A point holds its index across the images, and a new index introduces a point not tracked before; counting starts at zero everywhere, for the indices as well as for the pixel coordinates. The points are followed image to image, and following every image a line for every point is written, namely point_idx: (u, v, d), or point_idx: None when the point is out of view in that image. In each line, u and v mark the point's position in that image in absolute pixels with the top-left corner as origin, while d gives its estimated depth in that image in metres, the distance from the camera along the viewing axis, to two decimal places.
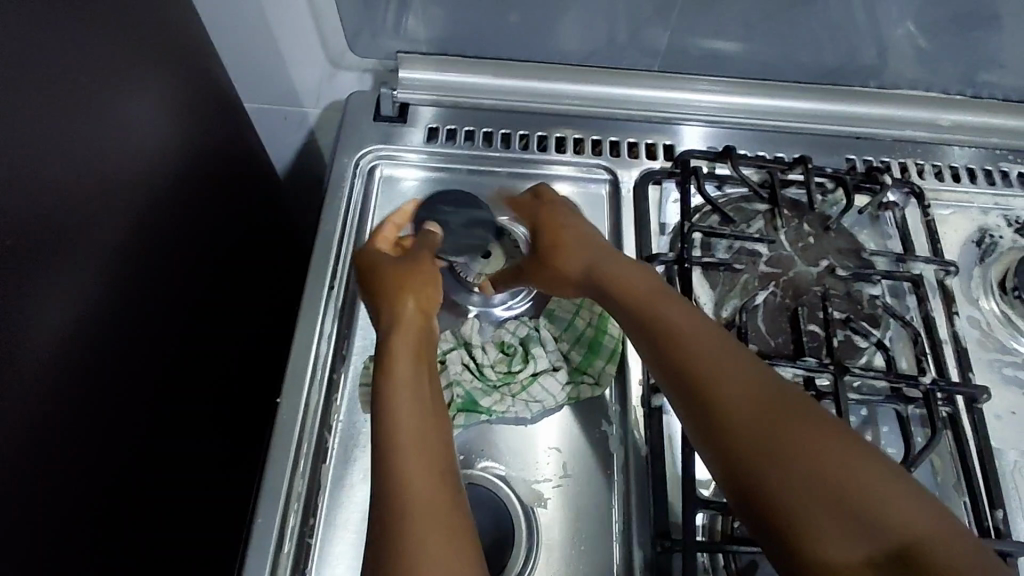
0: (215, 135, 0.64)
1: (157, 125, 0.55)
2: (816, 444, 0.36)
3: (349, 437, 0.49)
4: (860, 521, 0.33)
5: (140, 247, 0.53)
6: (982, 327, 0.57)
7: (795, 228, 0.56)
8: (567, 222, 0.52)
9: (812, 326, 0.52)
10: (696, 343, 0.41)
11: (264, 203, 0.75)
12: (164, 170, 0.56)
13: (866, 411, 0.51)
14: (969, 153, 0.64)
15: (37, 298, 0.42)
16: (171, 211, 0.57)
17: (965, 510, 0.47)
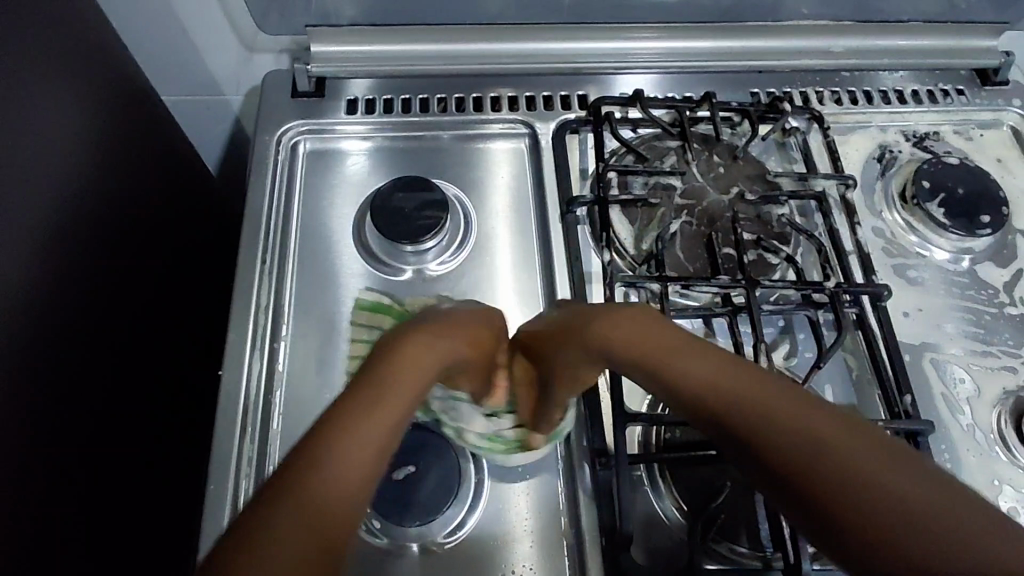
0: (134, 131, 0.64)
1: (75, 120, 0.55)
2: (756, 406, 0.30)
3: (291, 403, 0.50)
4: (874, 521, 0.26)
5: (68, 244, 0.53)
6: (887, 235, 0.60)
7: (706, 160, 0.59)
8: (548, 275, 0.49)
9: (726, 250, 0.55)
10: (670, 354, 0.34)
11: (191, 194, 0.75)
12: (85, 168, 0.56)
13: (783, 321, 0.54)
14: (902, 76, 0.68)
15: None
16: (95, 203, 0.57)
17: (879, 399, 0.51)
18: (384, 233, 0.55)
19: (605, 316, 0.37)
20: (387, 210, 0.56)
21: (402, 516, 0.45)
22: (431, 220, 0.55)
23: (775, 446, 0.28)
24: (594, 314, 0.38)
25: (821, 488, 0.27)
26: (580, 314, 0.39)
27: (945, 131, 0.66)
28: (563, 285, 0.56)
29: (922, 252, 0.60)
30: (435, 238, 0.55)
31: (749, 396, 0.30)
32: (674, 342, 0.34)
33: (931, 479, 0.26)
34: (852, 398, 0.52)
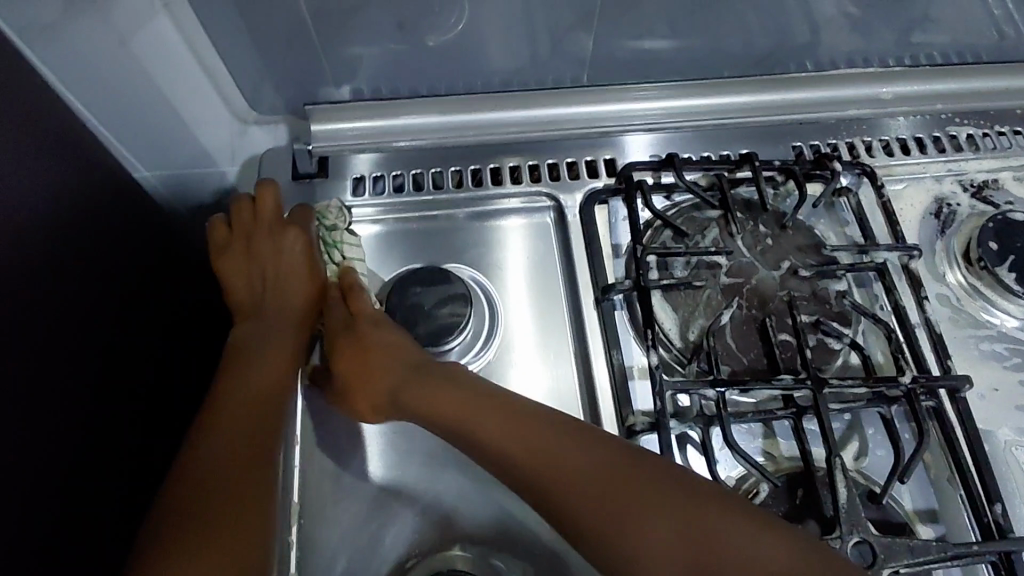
0: (109, 226, 0.59)
1: (47, 222, 0.50)
2: (627, 500, 0.39)
3: (307, 544, 0.45)
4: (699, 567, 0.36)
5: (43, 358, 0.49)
6: (954, 304, 0.55)
7: (752, 231, 0.54)
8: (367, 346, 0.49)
9: (783, 336, 0.50)
10: (557, 453, 0.41)
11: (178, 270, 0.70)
12: (51, 281, 0.50)
13: (849, 415, 0.49)
14: (914, 122, 0.62)
15: None
16: (70, 305, 0.53)
17: (964, 504, 0.46)
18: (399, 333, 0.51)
19: (476, 421, 0.43)
20: (405, 308, 0.51)
21: None
22: (453, 316, 0.50)
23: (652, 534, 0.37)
24: (486, 419, 0.43)
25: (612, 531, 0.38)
26: (469, 412, 0.44)
27: (1006, 179, 0.60)
28: (604, 383, 0.50)
29: (991, 321, 0.55)
30: (457, 339, 0.50)
31: (627, 488, 0.39)
32: (570, 444, 0.41)
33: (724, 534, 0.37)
34: (932, 502, 0.47)
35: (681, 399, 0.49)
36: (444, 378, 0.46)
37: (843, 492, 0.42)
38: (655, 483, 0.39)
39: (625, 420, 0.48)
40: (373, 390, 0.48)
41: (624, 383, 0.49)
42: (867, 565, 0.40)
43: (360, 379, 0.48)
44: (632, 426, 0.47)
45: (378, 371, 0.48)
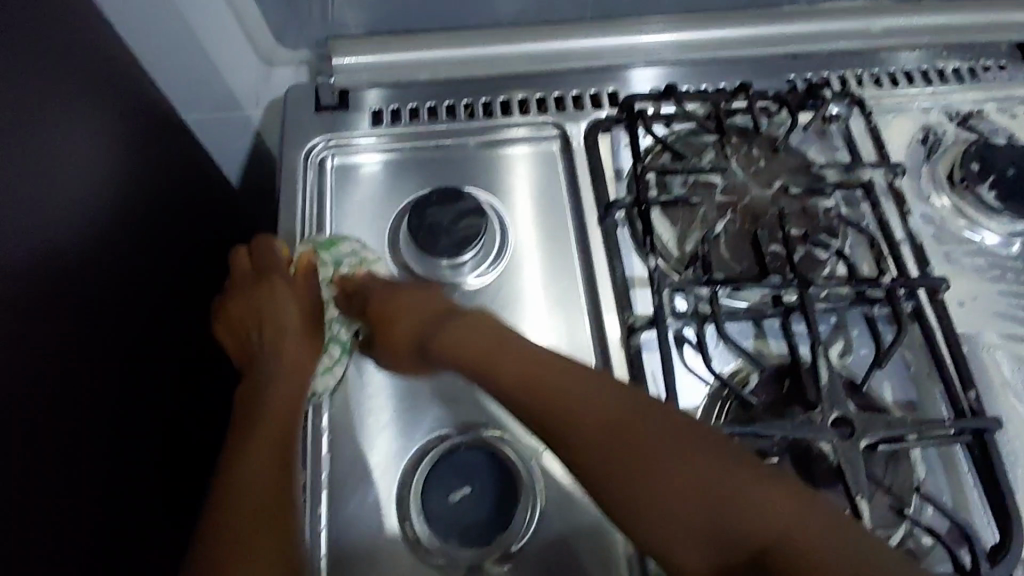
0: (165, 157, 0.63)
1: (108, 146, 0.54)
2: (670, 467, 0.40)
3: (336, 432, 0.50)
4: (719, 518, 0.39)
5: (115, 270, 0.54)
6: (937, 222, 0.58)
7: (745, 153, 0.57)
8: (402, 298, 0.52)
9: (773, 247, 0.53)
10: (563, 387, 0.44)
11: (220, 208, 0.75)
12: (111, 205, 0.54)
13: (835, 318, 0.53)
14: (902, 57, 0.65)
15: (31, 333, 0.44)
16: (132, 225, 0.57)
17: (941, 397, 0.50)
18: (429, 252, 0.54)
19: (511, 374, 0.46)
20: (423, 225, 0.55)
21: (458, 541, 0.45)
22: (468, 230, 0.54)
23: (683, 487, 0.40)
24: (521, 378, 0.45)
25: (638, 489, 0.40)
26: (505, 366, 0.46)
27: (990, 110, 0.63)
28: (606, 292, 0.55)
29: (973, 238, 0.58)
30: (471, 252, 0.54)
31: (646, 450, 0.41)
32: (603, 399, 0.43)
33: (742, 492, 0.39)
34: (912, 394, 0.51)
35: (678, 303, 0.53)
36: (470, 325, 0.49)
37: (824, 375, 0.47)
38: (679, 443, 0.41)
39: (626, 321, 0.52)
40: (397, 326, 0.51)
41: (625, 290, 0.53)
42: (847, 439, 0.44)
43: (393, 327, 0.51)
44: (633, 323, 0.51)
45: (411, 319, 0.51)
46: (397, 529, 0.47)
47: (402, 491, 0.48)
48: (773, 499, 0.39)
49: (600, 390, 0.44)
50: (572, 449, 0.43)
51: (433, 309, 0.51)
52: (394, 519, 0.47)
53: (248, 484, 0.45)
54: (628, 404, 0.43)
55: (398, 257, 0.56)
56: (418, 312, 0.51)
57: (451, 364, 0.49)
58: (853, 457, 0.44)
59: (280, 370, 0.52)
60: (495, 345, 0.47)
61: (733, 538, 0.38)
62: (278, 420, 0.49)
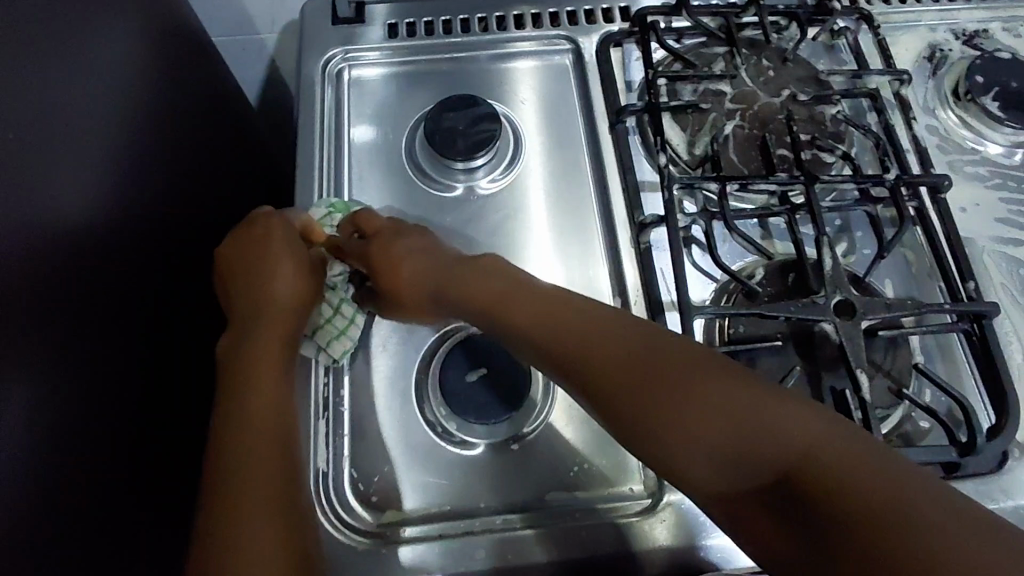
0: (188, 69, 0.64)
1: (135, 47, 0.55)
2: (690, 380, 0.37)
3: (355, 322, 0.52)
4: (739, 441, 0.34)
5: (145, 168, 0.55)
6: (941, 133, 0.60)
7: (755, 63, 0.58)
8: (397, 244, 0.51)
9: (781, 151, 0.55)
10: (606, 334, 0.41)
11: (241, 131, 0.76)
12: (146, 105, 0.56)
13: (840, 220, 0.54)
14: None
15: (67, 209, 0.45)
16: (161, 128, 0.58)
17: (942, 291, 0.51)
18: (450, 160, 0.56)
19: (528, 325, 0.44)
20: (440, 130, 0.56)
21: (475, 419, 0.47)
22: (484, 134, 0.56)
23: (698, 407, 0.36)
24: (540, 315, 0.44)
25: (652, 417, 0.37)
26: (518, 313, 0.44)
27: (996, 29, 0.64)
28: (618, 196, 0.56)
29: (975, 148, 0.59)
30: (485, 155, 0.55)
31: (661, 374, 0.38)
32: (605, 323, 0.42)
33: (782, 419, 0.34)
34: (911, 291, 0.52)
35: (687, 204, 0.54)
36: (490, 273, 0.48)
37: (828, 263, 0.48)
38: (686, 364, 0.38)
39: (635, 220, 0.54)
40: (401, 279, 0.50)
41: (636, 192, 0.55)
42: (847, 318, 0.46)
43: (399, 276, 0.50)
44: (643, 221, 0.53)
45: (411, 262, 0.50)
46: (415, 410, 0.49)
47: (420, 376, 0.49)
48: (845, 460, 0.32)
49: (598, 314, 0.42)
50: (585, 374, 0.41)
51: (427, 249, 0.51)
52: (413, 400, 0.49)
53: (231, 476, 0.39)
54: (629, 332, 0.41)
55: (414, 162, 0.58)
56: (415, 241, 0.51)
57: (462, 313, 0.48)
58: (854, 336, 0.45)
59: (272, 343, 0.46)
60: (496, 290, 0.46)
61: (764, 462, 0.33)
62: (266, 338, 0.46)
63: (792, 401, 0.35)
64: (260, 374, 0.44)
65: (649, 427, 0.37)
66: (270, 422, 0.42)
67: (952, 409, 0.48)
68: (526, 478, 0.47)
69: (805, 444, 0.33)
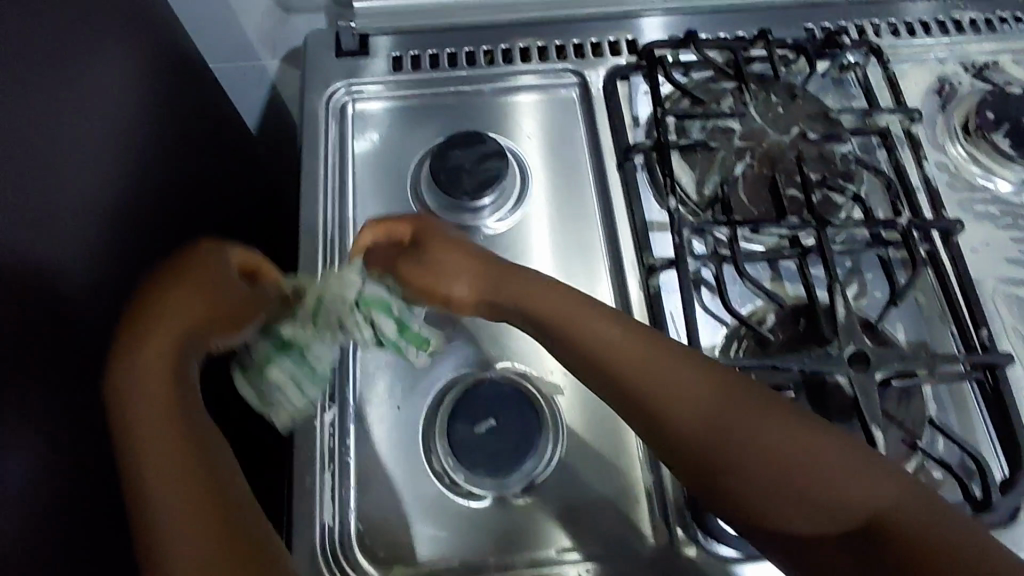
0: (189, 100, 0.62)
1: (139, 84, 0.54)
2: (762, 420, 0.39)
3: (359, 366, 0.51)
4: (810, 485, 0.38)
5: (153, 208, 0.54)
6: (951, 170, 0.59)
7: (765, 101, 0.57)
8: (440, 235, 0.47)
9: (791, 191, 0.54)
10: (663, 375, 0.41)
11: (241, 158, 0.75)
12: (152, 144, 0.55)
13: (851, 262, 0.53)
14: (919, 7, 0.65)
15: (74, 262, 0.44)
16: (167, 164, 0.57)
17: (953, 337, 0.51)
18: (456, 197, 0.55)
19: (573, 340, 0.43)
20: (445, 167, 0.55)
21: (482, 471, 0.46)
22: (490, 174, 0.55)
23: (768, 456, 0.38)
24: (590, 336, 0.42)
25: (726, 459, 0.39)
26: (579, 334, 0.42)
27: (1006, 61, 0.63)
28: (626, 236, 0.55)
29: (986, 186, 0.59)
30: (492, 194, 0.55)
31: (746, 413, 0.39)
32: (670, 353, 0.41)
33: (852, 465, 0.38)
34: (923, 334, 0.51)
35: (697, 245, 0.53)
36: (546, 292, 0.44)
37: (841, 312, 0.47)
38: (748, 400, 0.40)
39: (645, 262, 0.53)
40: (446, 279, 0.46)
41: (644, 233, 0.54)
42: (861, 370, 0.45)
43: (434, 271, 0.46)
44: (653, 265, 0.52)
45: (457, 259, 0.46)
46: (422, 461, 0.48)
47: (427, 425, 0.49)
48: (923, 518, 0.37)
49: (661, 342, 0.42)
50: (642, 401, 0.41)
51: (480, 257, 0.47)
52: (419, 451, 0.48)
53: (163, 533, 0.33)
54: (694, 361, 0.41)
55: (418, 201, 0.57)
56: (470, 264, 0.46)
57: (505, 314, 0.45)
58: (868, 389, 0.45)
59: (150, 347, 0.37)
60: (559, 306, 0.43)
61: (853, 507, 0.38)
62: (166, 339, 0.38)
63: (852, 453, 0.39)
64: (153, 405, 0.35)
65: (712, 465, 0.39)
66: (184, 466, 0.34)
67: (965, 460, 0.48)
68: (534, 532, 0.46)
69: (864, 501, 0.38)
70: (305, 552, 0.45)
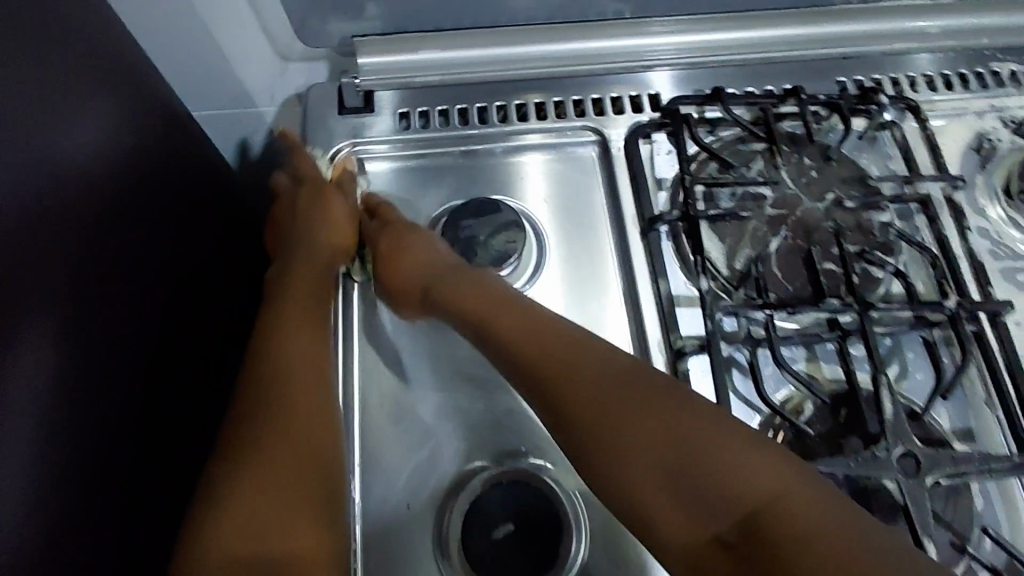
0: (182, 157, 0.59)
1: (119, 150, 0.50)
2: (665, 412, 0.41)
3: (366, 455, 0.48)
4: (701, 471, 0.38)
5: (139, 284, 0.50)
6: (992, 236, 0.56)
7: (797, 163, 0.54)
8: (410, 241, 0.53)
9: (828, 265, 0.51)
10: (575, 365, 0.44)
11: (243, 207, 0.71)
12: (138, 216, 0.51)
13: (891, 341, 0.50)
14: (955, 58, 0.62)
15: (42, 361, 0.40)
16: (155, 231, 0.53)
17: (999, 424, 0.48)
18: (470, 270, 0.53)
19: (500, 328, 0.47)
20: (458, 239, 0.53)
21: None
22: (506, 246, 0.52)
23: (667, 440, 0.40)
24: (506, 323, 0.47)
25: (622, 440, 0.40)
26: (505, 321, 0.47)
27: None
28: (651, 310, 0.51)
29: None
30: (509, 267, 0.52)
31: (646, 411, 0.41)
32: (578, 344, 0.45)
33: (752, 456, 0.38)
34: (967, 420, 0.49)
35: (728, 324, 0.50)
36: (489, 291, 0.49)
37: (887, 405, 0.44)
38: (674, 401, 0.41)
39: (672, 344, 0.49)
40: (399, 271, 0.53)
41: (671, 309, 0.51)
42: (911, 475, 0.42)
43: (398, 264, 0.53)
44: (681, 349, 0.48)
45: (418, 260, 0.52)
46: (433, 568, 0.45)
47: (437, 528, 0.45)
48: (815, 516, 0.35)
49: (579, 335, 0.46)
50: (548, 386, 0.44)
51: (442, 264, 0.52)
52: (429, 557, 0.45)
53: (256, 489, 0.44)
54: (605, 353, 0.45)
55: None
56: (414, 248, 0.52)
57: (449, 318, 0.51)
58: (920, 497, 0.41)
59: (289, 332, 0.51)
60: (492, 302, 0.49)
61: (739, 490, 0.37)
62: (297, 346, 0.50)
63: (748, 453, 0.38)
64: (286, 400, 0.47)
65: (603, 441, 0.41)
66: (280, 461, 0.45)
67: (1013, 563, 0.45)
68: None
69: (754, 491, 0.37)
70: None
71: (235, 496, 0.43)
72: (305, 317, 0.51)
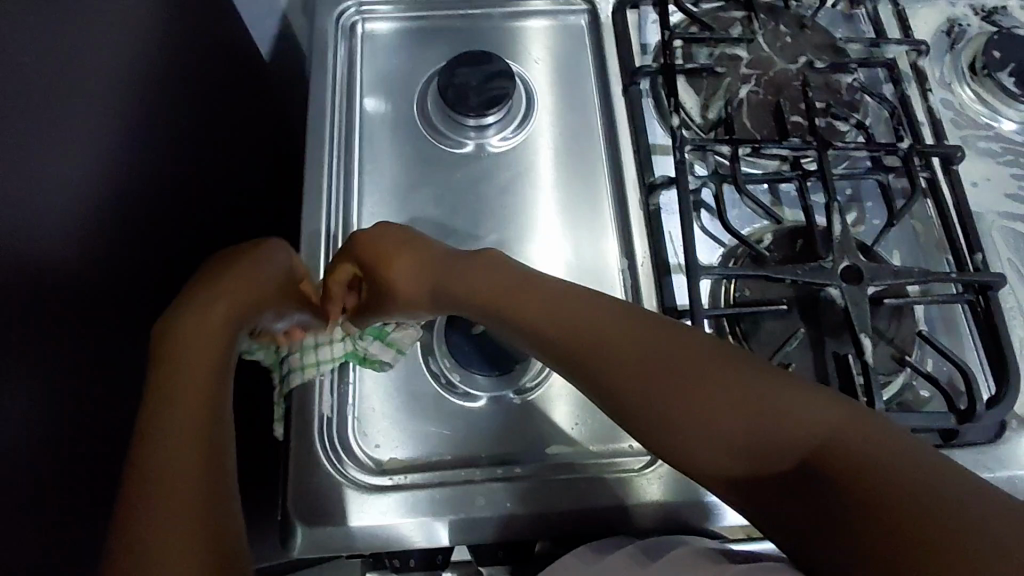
0: (206, 15, 0.63)
1: None
2: (691, 362, 0.38)
3: None
4: (738, 422, 0.35)
5: (152, 111, 0.54)
6: (955, 107, 0.59)
7: (774, 30, 0.57)
8: (390, 239, 0.48)
9: (795, 118, 0.54)
10: (581, 325, 0.41)
11: (253, 83, 0.75)
12: (156, 50, 0.55)
13: (851, 190, 0.54)
14: None
15: (76, 145, 0.44)
16: (171, 72, 0.57)
17: (949, 263, 0.51)
18: (465, 115, 0.55)
19: (509, 306, 0.43)
20: (452, 85, 0.56)
21: (478, 370, 0.47)
22: (497, 91, 0.55)
23: (699, 393, 0.36)
24: (511, 295, 0.44)
25: (651, 401, 0.38)
26: (514, 302, 0.43)
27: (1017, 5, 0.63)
28: (629, 157, 0.56)
29: (990, 124, 0.59)
30: (496, 114, 0.55)
31: (667, 371, 0.38)
32: (588, 301, 0.42)
33: (793, 398, 0.34)
34: (919, 259, 0.52)
35: (698, 168, 0.54)
36: (501, 268, 0.45)
37: (837, 229, 0.48)
38: (682, 349, 0.38)
39: (645, 182, 0.54)
40: (397, 273, 0.47)
41: (648, 154, 0.55)
42: (854, 283, 0.46)
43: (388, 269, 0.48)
44: (653, 184, 0.53)
45: (418, 257, 0.48)
46: (420, 362, 0.49)
47: (425, 329, 0.50)
48: (876, 451, 0.31)
49: (581, 295, 0.42)
50: (561, 354, 0.41)
51: (445, 253, 0.48)
52: (417, 353, 0.50)
53: (168, 472, 0.35)
54: (606, 307, 0.41)
55: (426, 118, 0.57)
56: (419, 257, 0.48)
57: (458, 308, 0.46)
58: (859, 301, 0.46)
59: (214, 319, 0.43)
60: (496, 276, 0.45)
61: (785, 444, 0.34)
62: (216, 317, 0.43)
63: (786, 389, 0.35)
64: (195, 362, 0.40)
65: (631, 403, 0.38)
66: (204, 431, 0.37)
67: (954, 379, 0.48)
68: (524, 433, 0.48)
69: (802, 436, 0.33)
70: (306, 441, 0.46)
71: (160, 490, 0.34)
72: (215, 309, 0.44)
